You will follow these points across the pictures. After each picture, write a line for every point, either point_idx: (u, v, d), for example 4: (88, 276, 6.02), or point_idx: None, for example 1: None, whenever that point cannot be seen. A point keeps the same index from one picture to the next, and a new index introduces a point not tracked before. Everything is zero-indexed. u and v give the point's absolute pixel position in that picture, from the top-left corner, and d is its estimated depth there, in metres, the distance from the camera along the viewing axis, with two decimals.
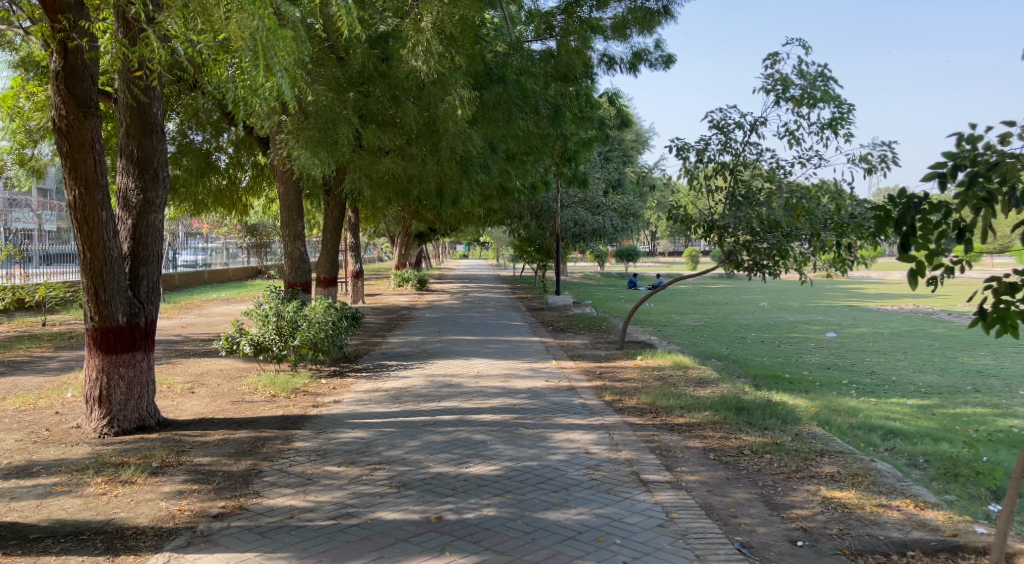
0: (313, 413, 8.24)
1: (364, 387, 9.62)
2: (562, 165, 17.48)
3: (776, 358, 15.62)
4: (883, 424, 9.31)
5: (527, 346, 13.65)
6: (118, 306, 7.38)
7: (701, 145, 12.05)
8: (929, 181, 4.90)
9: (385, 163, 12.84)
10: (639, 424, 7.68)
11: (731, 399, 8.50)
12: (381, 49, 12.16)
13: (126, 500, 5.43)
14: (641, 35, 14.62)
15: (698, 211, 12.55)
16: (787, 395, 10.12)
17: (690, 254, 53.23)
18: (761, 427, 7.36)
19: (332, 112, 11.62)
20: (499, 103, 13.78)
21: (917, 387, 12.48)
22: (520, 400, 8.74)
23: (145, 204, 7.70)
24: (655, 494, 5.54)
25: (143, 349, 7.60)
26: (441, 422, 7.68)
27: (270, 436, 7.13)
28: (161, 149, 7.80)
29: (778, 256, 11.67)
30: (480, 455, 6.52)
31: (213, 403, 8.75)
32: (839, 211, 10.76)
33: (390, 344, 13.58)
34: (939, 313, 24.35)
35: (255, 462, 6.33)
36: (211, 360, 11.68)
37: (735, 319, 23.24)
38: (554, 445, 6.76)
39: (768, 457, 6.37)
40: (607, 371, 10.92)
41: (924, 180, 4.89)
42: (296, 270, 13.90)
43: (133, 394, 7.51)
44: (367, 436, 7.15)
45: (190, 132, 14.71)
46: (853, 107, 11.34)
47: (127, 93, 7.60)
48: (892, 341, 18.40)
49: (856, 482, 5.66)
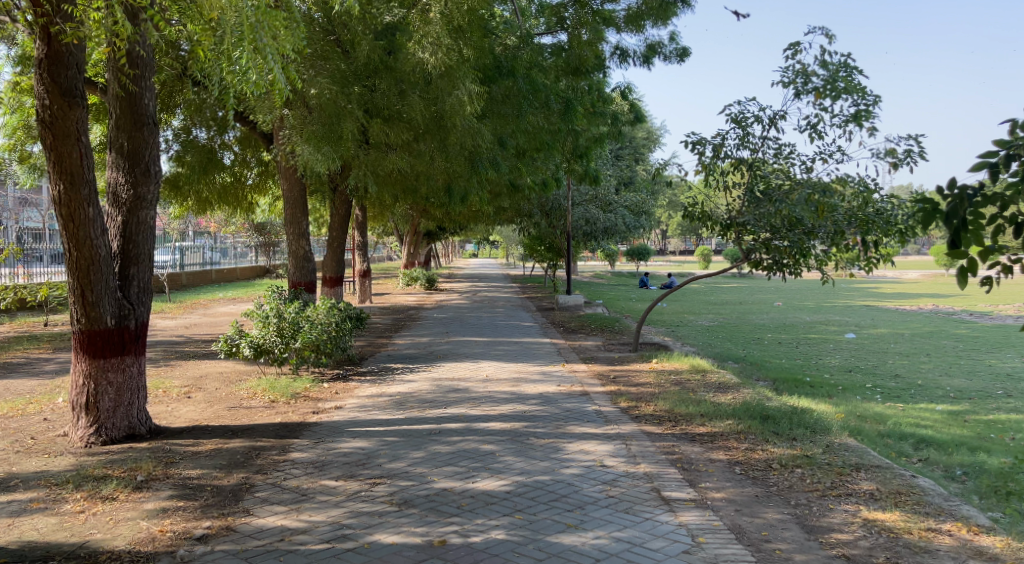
0: (312, 420, 7.82)
1: (367, 392, 9.19)
2: (573, 160, 17.00)
3: (795, 360, 15.14)
4: (914, 433, 8.86)
5: (539, 348, 13.18)
6: (107, 307, 6.96)
7: (718, 140, 11.62)
8: (979, 172, 4.42)
9: (392, 159, 12.40)
10: (657, 434, 7.22)
11: (756, 406, 8.03)
12: (387, 41, 11.73)
13: (104, 519, 5.02)
14: (655, 27, 14.19)
15: (715, 209, 12.00)
16: (811, 402, 9.69)
17: (701, 253, 52.55)
18: (789, 437, 6.89)
19: (335, 106, 11.19)
20: (509, 98, 13.41)
21: (945, 391, 12.04)
22: (531, 407, 8.29)
23: (136, 200, 7.27)
24: (679, 515, 5.08)
25: (133, 353, 7.18)
26: (448, 430, 7.24)
27: (266, 446, 6.71)
28: (153, 141, 7.36)
29: (798, 255, 11.16)
30: (488, 468, 6.08)
31: (209, 409, 8.34)
32: (865, 206, 10.41)
33: (396, 346, 13.15)
34: (961, 314, 23.74)
35: (248, 475, 5.91)
36: (211, 362, 11.27)
37: (751, 319, 22.76)
38: (567, 458, 6.31)
39: (800, 471, 5.90)
40: (621, 375, 10.45)
41: (973, 171, 4.41)
42: (300, 269, 13.45)
43: (123, 400, 7.09)
44: (369, 446, 6.71)
45: (195, 128, 14.28)
46: (879, 99, 10.94)
47: (116, 82, 7.19)
48: (913, 343, 17.89)
49: (899, 501, 5.21)
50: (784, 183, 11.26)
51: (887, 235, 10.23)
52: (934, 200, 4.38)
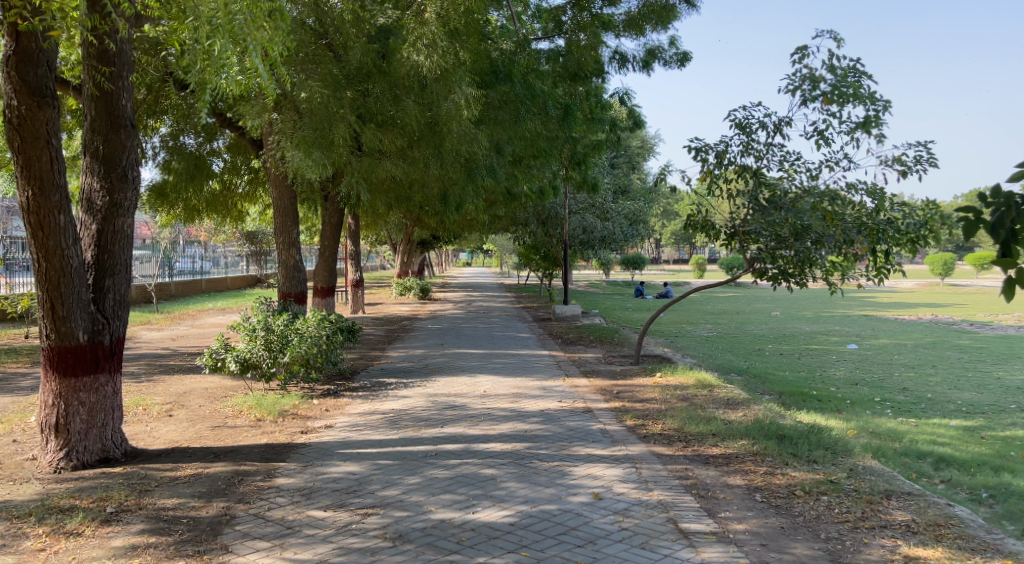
0: (300, 441, 7.35)
1: (359, 410, 8.73)
2: (571, 168, 16.55)
3: (798, 372, 14.73)
4: (932, 451, 8.45)
5: (538, 360, 12.73)
6: (79, 322, 6.49)
7: (721, 145, 11.26)
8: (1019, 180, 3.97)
9: (386, 167, 11.91)
10: (668, 456, 6.78)
11: (770, 424, 7.59)
12: (381, 45, 11.36)
13: (67, 559, 4.58)
14: (656, 31, 13.83)
15: (719, 217, 11.56)
16: (822, 419, 9.28)
17: (696, 262, 52.15)
18: (809, 459, 6.46)
19: (327, 110, 10.74)
20: (506, 103, 13.03)
21: (957, 405, 11.65)
22: (532, 426, 7.83)
23: (111, 207, 6.80)
24: (700, 551, 4.69)
25: (107, 371, 6.72)
26: (445, 452, 6.79)
27: (249, 471, 6.25)
28: (131, 145, 6.90)
29: (804, 263, 10.69)
30: (490, 495, 5.63)
31: (191, 428, 7.87)
32: (876, 213, 10.19)
33: (389, 359, 12.66)
34: (962, 324, 23.35)
35: (229, 504, 5.46)
36: (195, 378, 10.76)
37: (749, 329, 22.41)
38: (575, 484, 5.87)
39: (826, 499, 5.47)
40: (625, 390, 9.99)
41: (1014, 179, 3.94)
42: (290, 279, 12.91)
43: (96, 421, 6.62)
44: (360, 471, 6.25)
45: (184, 135, 13.83)
46: (889, 105, 10.61)
47: (91, 81, 6.72)
48: (918, 354, 17.52)
49: (939, 535, 4.81)
50: (791, 191, 10.87)
51: (898, 245, 10.11)
52: (979, 209, 3.89)
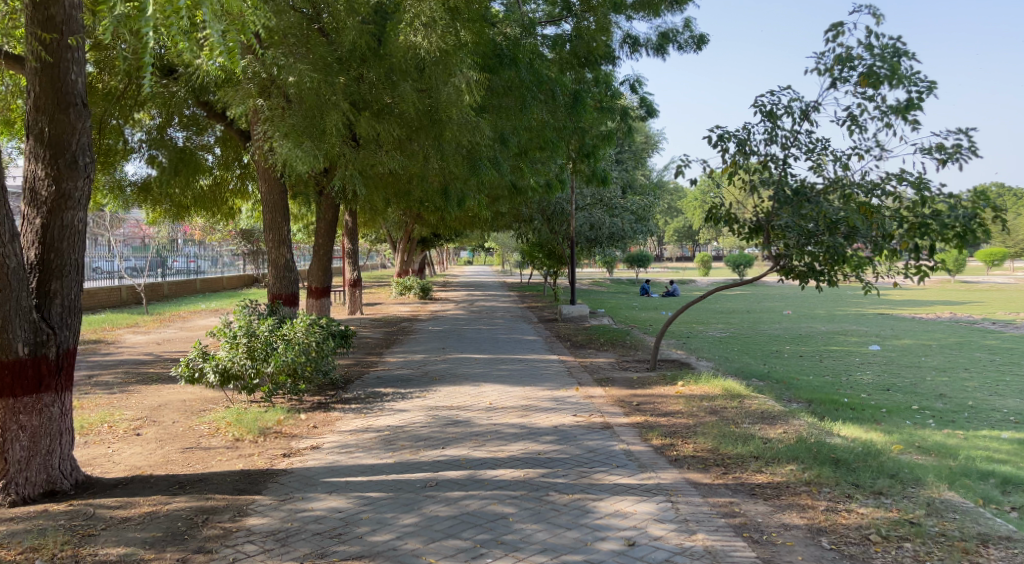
0: (280, 466, 6.40)
1: (351, 426, 7.77)
2: (578, 161, 15.45)
3: (823, 378, 13.70)
4: (994, 470, 7.46)
5: (546, 366, 11.73)
6: (17, 332, 5.53)
7: (744, 133, 10.32)
8: None
9: (383, 158, 10.91)
10: (707, 486, 5.82)
11: (818, 444, 6.62)
12: (376, 25, 10.34)
13: None
14: (671, 11, 12.84)
15: (743, 211, 10.59)
16: (863, 433, 8.33)
17: (702, 260, 50.98)
18: (874, 491, 5.53)
19: (317, 98, 9.70)
20: (510, 90, 11.99)
21: (1003, 415, 10.64)
22: (546, 446, 6.86)
23: (59, 198, 5.83)
24: None
25: (53, 389, 5.77)
26: (447, 482, 5.82)
27: (218, 506, 5.35)
28: (81, 127, 5.93)
29: (835, 260, 9.71)
30: (501, 541, 4.69)
31: (157, 451, 6.92)
32: (917, 207, 9.06)
33: (387, 365, 11.71)
34: (985, 323, 22.27)
35: (184, 556, 4.55)
36: (174, 389, 9.81)
37: (765, 329, 21.35)
38: (603, 524, 4.94)
39: (910, 548, 4.58)
40: (646, 402, 8.99)
41: None
42: (281, 280, 11.90)
43: (39, 448, 5.69)
44: (347, 507, 5.30)
45: (171, 128, 12.82)
46: (931, 86, 9.68)
47: (31, 50, 5.77)
48: (947, 356, 16.49)
49: None
50: (823, 183, 9.89)
51: (942, 241, 8.91)
52: None
